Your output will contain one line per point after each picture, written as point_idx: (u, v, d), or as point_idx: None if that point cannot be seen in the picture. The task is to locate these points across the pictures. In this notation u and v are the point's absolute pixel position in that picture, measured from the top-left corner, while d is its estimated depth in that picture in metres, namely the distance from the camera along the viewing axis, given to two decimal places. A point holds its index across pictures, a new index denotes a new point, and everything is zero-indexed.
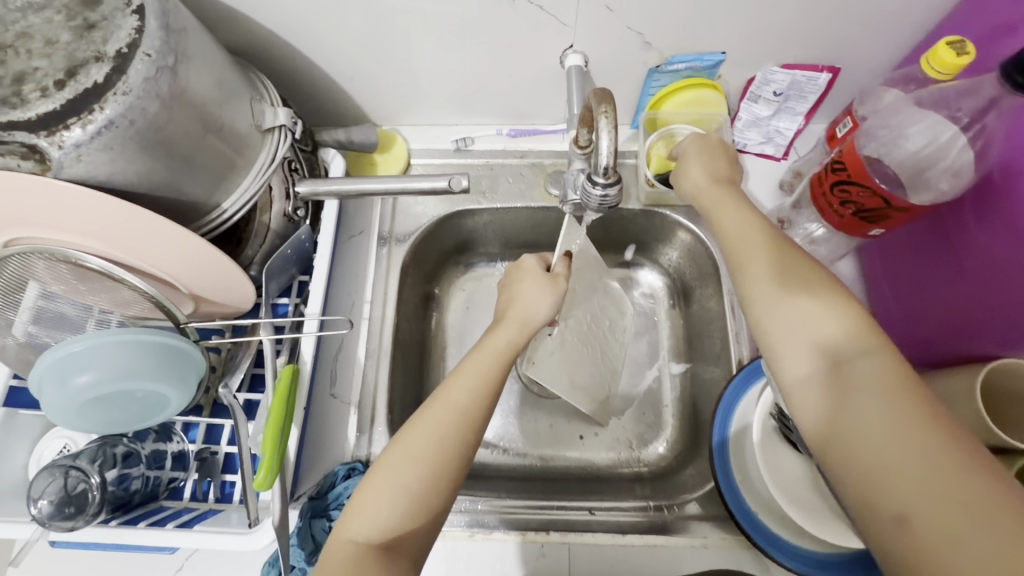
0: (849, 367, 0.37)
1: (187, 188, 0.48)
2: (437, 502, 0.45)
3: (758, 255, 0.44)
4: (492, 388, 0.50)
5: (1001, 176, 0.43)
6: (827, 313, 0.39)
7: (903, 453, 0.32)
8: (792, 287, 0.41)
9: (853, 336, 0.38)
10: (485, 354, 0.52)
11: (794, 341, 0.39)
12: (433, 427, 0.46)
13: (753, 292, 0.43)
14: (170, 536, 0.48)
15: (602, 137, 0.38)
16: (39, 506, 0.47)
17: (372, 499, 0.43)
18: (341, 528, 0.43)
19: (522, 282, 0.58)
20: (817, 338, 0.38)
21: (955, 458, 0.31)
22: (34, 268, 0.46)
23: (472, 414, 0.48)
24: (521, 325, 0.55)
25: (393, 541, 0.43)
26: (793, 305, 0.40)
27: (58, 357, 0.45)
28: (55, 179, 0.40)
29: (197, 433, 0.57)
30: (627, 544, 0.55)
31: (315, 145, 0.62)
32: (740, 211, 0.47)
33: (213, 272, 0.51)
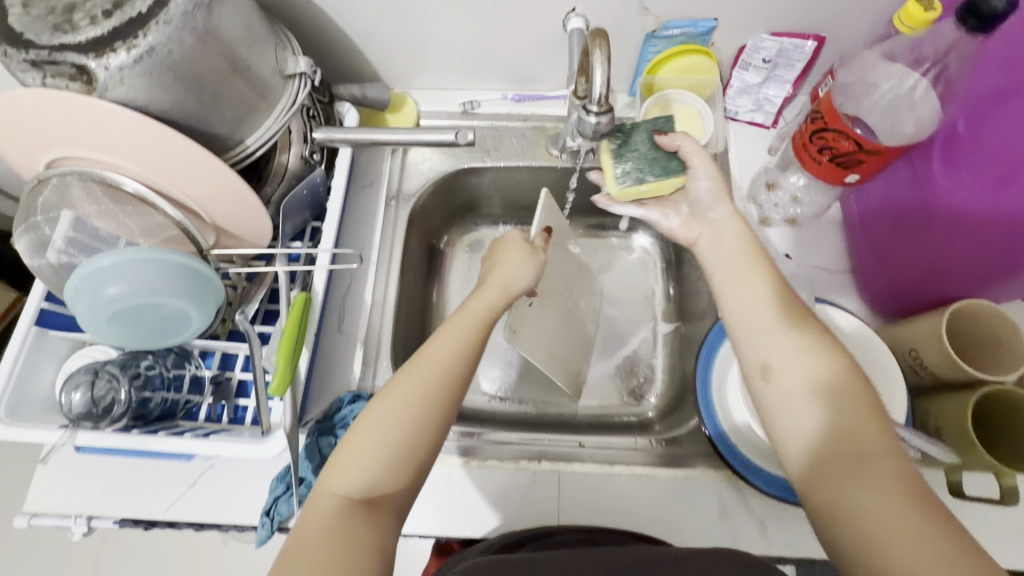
0: (832, 407, 0.41)
1: (215, 121, 0.52)
2: (421, 458, 0.44)
3: (754, 291, 0.48)
4: (473, 344, 0.50)
5: (966, 126, 0.47)
6: (824, 370, 0.42)
7: (876, 496, 0.37)
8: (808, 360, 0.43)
9: (837, 376, 0.42)
10: (467, 314, 0.53)
11: (784, 379, 0.43)
12: (417, 382, 0.46)
13: (748, 328, 0.47)
14: (189, 442, 0.52)
15: (596, 70, 0.42)
16: (70, 403, 0.53)
17: (353, 452, 0.43)
18: (323, 482, 0.42)
19: (503, 251, 0.61)
20: (805, 378, 0.43)
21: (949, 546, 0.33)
22: (71, 190, 0.51)
23: (454, 369, 0.48)
24: (503, 290, 0.56)
25: (376, 496, 0.42)
26: (786, 343, 0.45)
27: (89, 271, 0.49)
28: (99, 99, 0.44)
29: (213, 360, 0.61)
30: (615, 474, 0.59)
31: (331, 97, 0.66)
32: (753, 276, 0.49)
33: (234, 203, 0.54)
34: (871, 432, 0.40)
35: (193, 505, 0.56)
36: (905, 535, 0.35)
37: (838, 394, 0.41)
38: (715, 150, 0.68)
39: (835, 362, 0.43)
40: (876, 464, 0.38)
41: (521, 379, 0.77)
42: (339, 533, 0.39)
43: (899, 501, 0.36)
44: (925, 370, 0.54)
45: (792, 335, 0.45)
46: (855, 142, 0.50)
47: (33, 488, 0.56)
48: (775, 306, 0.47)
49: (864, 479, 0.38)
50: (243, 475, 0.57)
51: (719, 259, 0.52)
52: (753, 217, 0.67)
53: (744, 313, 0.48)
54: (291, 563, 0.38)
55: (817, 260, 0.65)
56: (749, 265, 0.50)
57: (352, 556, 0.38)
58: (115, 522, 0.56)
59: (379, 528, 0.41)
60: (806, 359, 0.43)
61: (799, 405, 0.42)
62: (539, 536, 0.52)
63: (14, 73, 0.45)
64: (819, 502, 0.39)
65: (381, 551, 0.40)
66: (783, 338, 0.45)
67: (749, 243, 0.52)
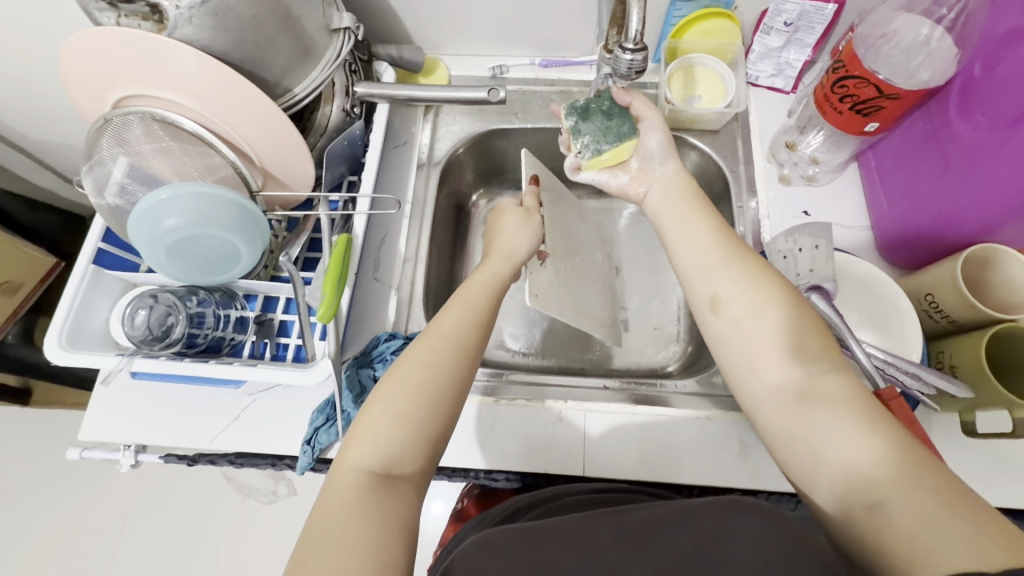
0: (774, 335, 0.45)
1: (268, 67, 0.55)
2: (438, 430, 0.45)
3: (699, 236, 0.52)
4: (481, 317, 0.51)
5: (981, 70, 0.49)
6: (768, 304, 0.46)
7: (819, 406, 0.41)
8: (756, 296, 0.46)
9: (778, 310, 0.45)
10: (475, 289, 0.54)
11: (732, 314, 0.47)
12: (429, 356, 0.47)
13: (696, 271, 0.50)
14: (239, 369, 0.55)
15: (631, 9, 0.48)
16: (136, 327, 0.57)
17: (370, 428, 0.43)
18: (342, 458, 0.42)
19: (501, 221, 0.64)
20: (749, 310, 0.46)
21: (901, 448, 0.37)
22: (132, 129, 0.54)
23: (464, 341, 0.49)
24: (505, 259, 0.59)
25: (394, 470, 0.42)
26: (729, 280, 0.48)
27: (150, 203, 0.52)
28: (169, 38, 0.48)
29: (255, 302, 0.64)
30: (638, 414, 0.62)
31: (370, 56, 0.70)
32: (691, 221, 0.53)
33: (284, 147, 0.57)
34: (810, 352, 0.43)
35: (238, 435, 0.59)
36: (844, 435, 0.39)
37: (777, 322, 0.45)
38: (737, 110, 0.70)
39: (772, 291, 0.46)
40: (818, 381, 0.42)
41: (544, 336, 0.80)
42: (360, 507, 0.39)
43: (840, 407, 0.40)
44: (941, 314, 0.55)
45: (734, 271, 0.48)
46: (875, 86, 0.54)
47: (90, 414, 0.60)
48: (718, 247, 0.50)
49: (817, 404, 0.41)
50: (286, 409, 0.60)
51: (671, 212, 0.56)
52: (772, 176, 0.70)
53: (695, 257, 0.51)
54: (313, 542, 0.38)
55: (835, 216, 0.68)
56: (693, 216, 0.54)
57: (374, 528, 0.38)
58: (160, 457, 0.60)
59: (399, 501, 0.41)
60: (747, 292, 0.47)
61: (745, 336, 0.46)
62: (552, 497, 0.53)
63: (90, 11, 0.49)
64: (774, 418, 0.43)
65: (402, 524, 0.40)
66: (727, 276, 0.48)
67: (689, 194, 0.56)
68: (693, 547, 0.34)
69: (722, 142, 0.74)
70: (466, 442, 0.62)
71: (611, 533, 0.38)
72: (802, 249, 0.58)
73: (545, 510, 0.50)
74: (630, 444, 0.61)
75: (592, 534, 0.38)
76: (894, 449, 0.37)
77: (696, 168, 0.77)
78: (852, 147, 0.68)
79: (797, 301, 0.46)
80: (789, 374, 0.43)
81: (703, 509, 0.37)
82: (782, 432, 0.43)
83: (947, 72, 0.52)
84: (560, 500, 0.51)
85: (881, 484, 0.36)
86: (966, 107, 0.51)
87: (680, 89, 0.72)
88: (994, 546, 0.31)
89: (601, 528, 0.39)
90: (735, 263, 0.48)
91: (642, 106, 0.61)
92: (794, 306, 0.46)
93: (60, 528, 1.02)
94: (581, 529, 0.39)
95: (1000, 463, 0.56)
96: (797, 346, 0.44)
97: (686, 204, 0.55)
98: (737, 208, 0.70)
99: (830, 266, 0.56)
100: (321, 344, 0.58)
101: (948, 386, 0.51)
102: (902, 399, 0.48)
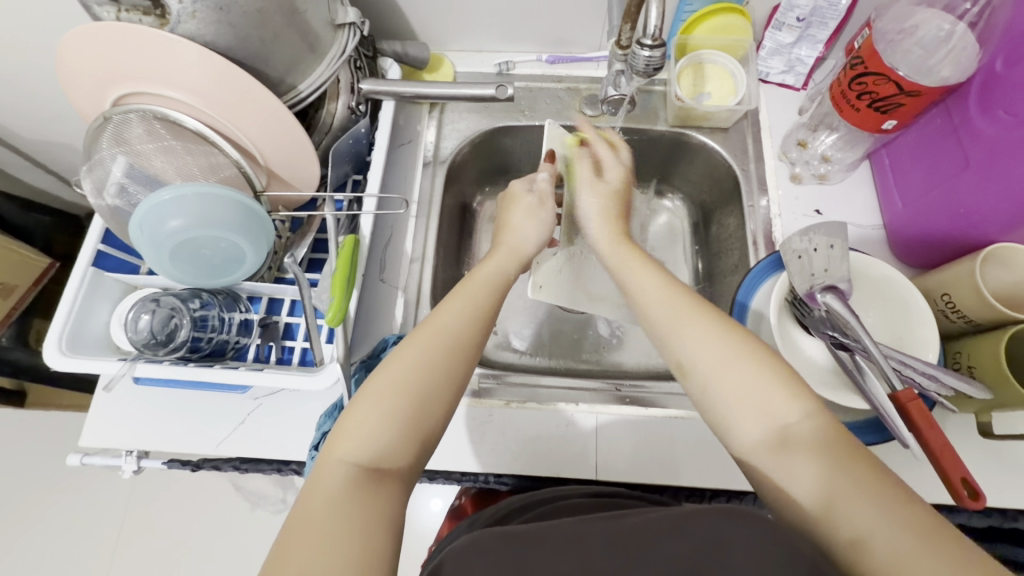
0: (743, 382, 0.42)
1: (272, 62, 0.53)
2: (427, 428, 0.43)
3: (654, 285, 0.52)
4: (482, 313, 0.50)
5: (1003, 65, 0.48)
6: (731, 353, 0.44)
7: (797, 456, 0.39)
8: (726, 348, 0.44)
9: (744, 357, 0.44)
10: (477, 285, 0.52)
11: (699, 370, 0.45)
12: (423, 350, 0.45)
13: (659, 322, 0.49)
14: (245, 374, 0.54)
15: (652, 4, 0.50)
16: (141, 330, 0.55)
17: (359, 421, 0.41)
18: (328, 453, 0.41)
19: (511, 211, 0.62)
20: (715, 364, 0.44)
21: (880, 487, 0.35)
22: (131, 126, 0.53)
23: (462, 336, 0.47)
24: (511, 253, 0.58)
25: (385, 464, 0.41)
26: (691, 335, 0.46)
27: (151, 204, 0.51)
28: (171, 33, 0.47)
29: (260, 305, 0.63)
30: (651, 416, 0.62)
31: (375, 52, 0.69)
32: (647, 270, 0.54)
33: (289, 145, 0.56)
34: (779, 398, 0.41)
35: (243, 441, 0.58)
36: (818, 488, 0.37)
37: (745, 376, 0.43)
38: (749, 107, 0.69)
39: (735, 339, 0.45)
40: (793, 430, 0.40)
41: (550, 337, 0.79)
42: (348, 504, 0.38)
43: (817, 460, 0.38)
44: (958, 314, 0.55)
45: (695, 324, 0.46)
46: (894, 83, 0.53)
47: (90, 421, 0.58)
48: (674, 300, 0.49)
49: (790, 454, 0.39)
50: (293, 413, 0.59)
51: (616, 262, 0.57)
52: (784, 174, 0.70)
53: (659, 311, 0.49)
54: (296, 536, 0.36)
55: (847, 214, 0.67)
56: (633, 262, 0.55)
57: (358, 529, 0.36)
58: (162, 463, 0.59)
59: (388, 498, 0.39)
60: (707, 347, 0.45)
61: (714, 390, 0.43)
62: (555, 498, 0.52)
63: (87, 5, 0.47)
64: (756, 477, 0.40)
65: (391, 520, 0.38)
66: (690, 331, 0.46)
67: (624, 239, 0.59)
68: (695, 548, 0.33)
69: (732, 140, 0.73)
70: (477, 444, 0.61)
71: (606, 537, 0.36)
72: (817, 249, 0.56)
73: (537, 512, 0.48)
74: (643, 447, 0.61)
75: (585, 536, 0.37)
76: (876, 498, 0.35)
77: (705, 167, 0.76)
78: (866, 145, 0.67)
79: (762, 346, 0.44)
80: (762, 425, 0.41)
81: (703, 513, 0.36)
82: (764, 488, 0.40)
83: (968, 67, 0.51)
84: (557, 503, 0.49)
85: (863, 530, 0.34)
86: (986, 103, 0.50)
87: (689, 86, 0.70)
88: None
89: (595, 530, 0.37)
90: (697, 315, 0.47)
91: (584, 167, 0.67)
92: (762, 354, 0.44)
93: (61, 531, 1.02)
94: (577, 532, 0.37)
95: (1013, 464, 0.56)
96: (769, 395, 0.41)
97: (636, 256, 0.56)
98: (749, 208, 0.69)
99: (846, 266, 0.55)
100: (328, 347, 0.57)
101: (970, 388, 0.50)
102: (921, 399, 0.47)
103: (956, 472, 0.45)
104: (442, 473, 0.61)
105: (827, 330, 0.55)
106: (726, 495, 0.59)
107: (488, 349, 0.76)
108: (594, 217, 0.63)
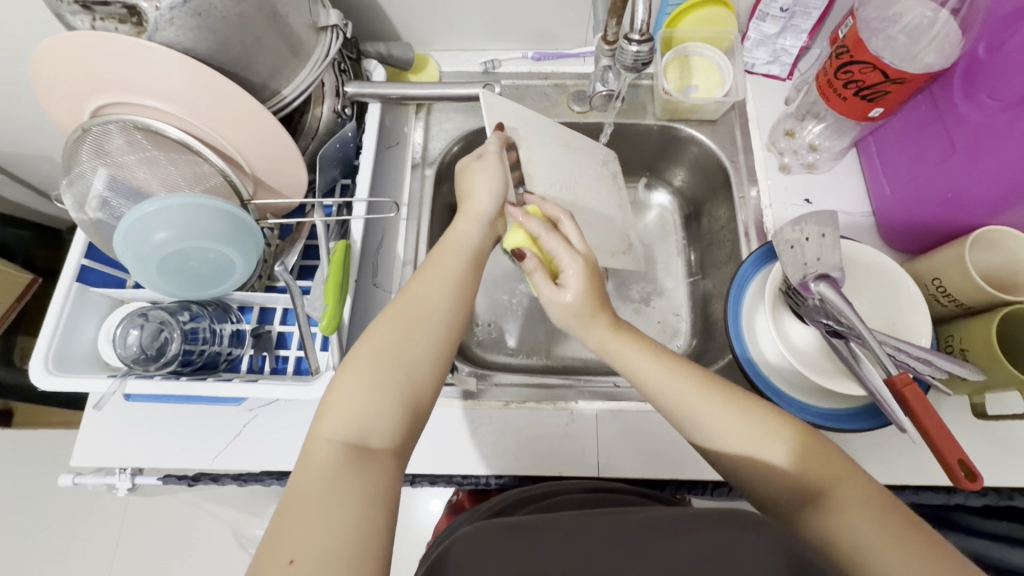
0: (763, 458, 0.41)
1: (254, 68, 0.52)
2: (412, 399, 0.43)
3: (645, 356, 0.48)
4: (457, 281, 0.49)
5: (986, 50, 0.49)
6: (742, 428, 0.42)
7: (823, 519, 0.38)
8: (741, 432, 0.43)
9: (763, 429, 0.42)
10: (448, 253, 0.52)
11: (715, 451, 0.44)
12: (398, 318, 0.45)
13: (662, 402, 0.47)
14: (239, 387, 0.53)
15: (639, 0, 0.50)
16: (130, 346, 0.54)
17: (345, 396, 0.41)
18: (315, 431, 0.40)
19: (468, 177, 0.59)
20: (747, 451, 0.42)
21: (904, 531, 0.35)
22: (112, 137, 0.52)
23: (435, 304, 0.47)
24: (477, 217, 0.56)
25: (371, 440, 0.40)
26: (714, 422, 0.43)
27: (135, 217, 0.50)
28: (148, 41, 0.45)
29: (252, 315, 0.61)
30: (650, 411, 0.62)
31: (359, 54, 0.68)
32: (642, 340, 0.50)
33: (275, 153, 0.55)
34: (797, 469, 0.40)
35: (240, 454, 0.57)
36: (847, 540, 0.36)
37: (783, 460, 0.41)
38: (736, 99, 0.69)
39: (740, 405, 0.44)
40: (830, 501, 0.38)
41: (545, 335, 0.78)
42: (340, 481, 0.37)
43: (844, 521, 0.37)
44: (949, 298, 0.55)
45: (714, 411, 0.44)
46: (880, 72, 0.54)
47: (82, 439, 0.57)
48: (678, 370, 0.47)
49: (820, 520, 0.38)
50: (290, 424, 0.58)
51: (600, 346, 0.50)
52: (773, 164, 0.70)
53: (667, 398, 0.46)
54: (289, 517, 0.35)
55: (837, 203, 0.68)
56: (629, 347, 0.49)
57: (357, 506, 0.36)
58: (158, 478, 0.57)
59: (380, 472, 0.39)
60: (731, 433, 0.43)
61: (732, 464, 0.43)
62: (550, 493, 0.51)
63: (61, 15, 0.46)
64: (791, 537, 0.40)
65: (386, 495, 0.38)
66: (711, 418, 0.44)
67: (605, 322, 0.50)
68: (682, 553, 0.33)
69: (720, 132, 0.73)
70: (478, 446, 0.61)
71: (600, 532, 0.36)
72: (809, 239, 0.56)
73: (536, 506, 0.48)
74: (643, 442, 0.61)
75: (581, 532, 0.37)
76: (903, 542, 0.34)
77: (695, 159, 0.76)
78: (852, 134, 0.68)
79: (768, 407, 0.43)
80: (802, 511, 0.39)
81: (703, 520, 0.35)
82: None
83: (951, 54, 0.52)
84: (552, 498, 0.49)
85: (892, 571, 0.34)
86: (970, 88, 0.51)
87: (676, 80, 0.70)
88: None
89: (592, 526, 0.38)
90: (698, 393, 0.45)
91: (541, 284, 0.51)
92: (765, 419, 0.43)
93: (61, 547, 1.01)
94: (575, 526, 0.38)
95: (1010, 446, 0.57)
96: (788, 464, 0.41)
97: (629, 339, 0.50)
98: (739, 199, 0.69)
99: (838, 254, 0.54)
100: (323, 355, 0.56)
101: (962, 369, 0.50)
102: (916, 383, 0.47)
103: (952, 453, 0.45)
104: (443, 477, 0.60)
105: (821, 318, 0.55)
106: (728, 486, 0.59)
107: (482, 350, 0.76)
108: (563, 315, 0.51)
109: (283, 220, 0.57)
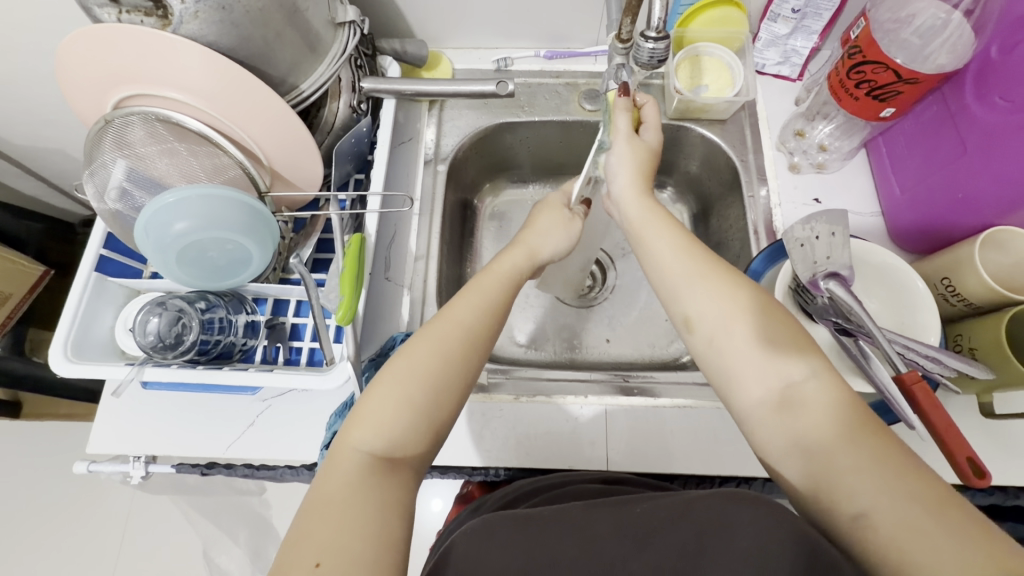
0: (751, 349, 0.43)
1: (275, 62, 0.53)
2: (438, 423, 0.43)
3: (666, 239, 0.50)
4: (493, 307, 0.49)
5: (998, 52, 0.50)
6: (739, 313, 0.44)
7: (803, 415, 0.39)
8: (739, 317, 0.44)
9: (765, 321, 0.44)
10: (491, 278, 0.52)
11: (705, 331, 0.45)
12: (437, 340, 0.45)
13: (667, 280, 0.49)
14: (254, 375, 0.53)
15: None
16: (149, 334, 0.55)
17: (376, 407, 0.42)
18: (345, 440, 0.41)
19: (541, 216, 0.62)
20: (747, 340, 0.43)
21: (887, 449, 0.36)
22: (133, 128, 0.53)
23: (472, 325, 0.47)
24: (530, 251, 0.57)
25: (399, 452, 0.41)
26: (700, 293, 0.46)
27: (155, 209, 0.50)
28: (173, 34, 0.47)
29: (266, 307, 0.62)
30: (659, 406, 0.62)
31: (374, 51, 0.69)
32: (658, 227, 0.51)
33: (294, 147, 0.56)
34: (789, 362, 0.41)
35: (253, 443, 0.58)
36: (815, 430, 0.38)
37: (775, 352, 0.42)
38: (746, 98, 0.70)
39: (739, 294, 0.45)
40: (798, 388, 0.40)
41: (553, 330, 0.79)
42: (362, 493, 0.38)
43: (827, 426, 0.38)
44: (958, 298, 0.56)
45: (709, 284, 0.46)
46: (893, 72, 0.54)
47: (98, 427, 0.58)
48: (688, 256, 0.48)
49: (803, 413, 0.39)
50: (303, 414, 0.59)
51: (638, 216, 0.53)
52: (782, 164, 0.71)
53: (669, 274, 0.48)
54: (311, 523, 0.36)
55: (845, 204, 0.68)
56: (658, 224, 0.52)
57: (376, 512, 0.37)
58: (172, 467, 0.59)
59: (399, 486, 0.40)
60: (719, 303, 0.45)
61: (720, 346, 0.44)
62: (560, 484, 0.52)
63: (88, 7, 0.47)
64: (756, 432, 0.42)
65: (402, 507, 0.39)
66: (702, 288, 0.46)
67: (648, 195, 0.55)
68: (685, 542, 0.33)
69: (730, 131, 0.73)
70: (487, 439, 0.61)
71: (609, 522, 0.36)
72: (819, 238, 0.56)
73: (544, 497, 0.49)
74: (651, 436, 0.61)
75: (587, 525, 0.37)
76: (886, 468, 0.35)
77: (704, 157, 0.77)
78: (863, 134, 0.68)
79: (763, 301, 0.45)
80: (767, 384, 0.41)
81: (701, 498, 0.35)
82: (765, 449, 0.41)
83: (964, 54, 0.52)
84: (562, 489, 0.50)
85: (869, 496, 0.35)
86: (982, 88, 0.52)
87: (687, 78, 0.71)
88: (986, 561, 0.30)
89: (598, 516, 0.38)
90: (705, 278, 0.46)
91: (621, 119, 0.55)
92: (758, 310, 0.44)
93: (70, 536, 1.02)
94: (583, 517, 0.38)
95: (1015, 447, 0.57)
96: (779, 358, 0.42)
97: (655, 210, 0.53)
98: (749, 198, 0.70)
99: (847, 253, 0.54)
100: (338, 346, 0.56)
101: (973, 369, 0.50)
102: (925, 381, 0.48)
103: (963, 451, 0.46)
104: (453, 469, 0.61)
105: (830, 317, 0.56)
106: (735, 480, 0.60)
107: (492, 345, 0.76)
108: (624, 168, 0.55)
109: (296, 214, 0.58)
